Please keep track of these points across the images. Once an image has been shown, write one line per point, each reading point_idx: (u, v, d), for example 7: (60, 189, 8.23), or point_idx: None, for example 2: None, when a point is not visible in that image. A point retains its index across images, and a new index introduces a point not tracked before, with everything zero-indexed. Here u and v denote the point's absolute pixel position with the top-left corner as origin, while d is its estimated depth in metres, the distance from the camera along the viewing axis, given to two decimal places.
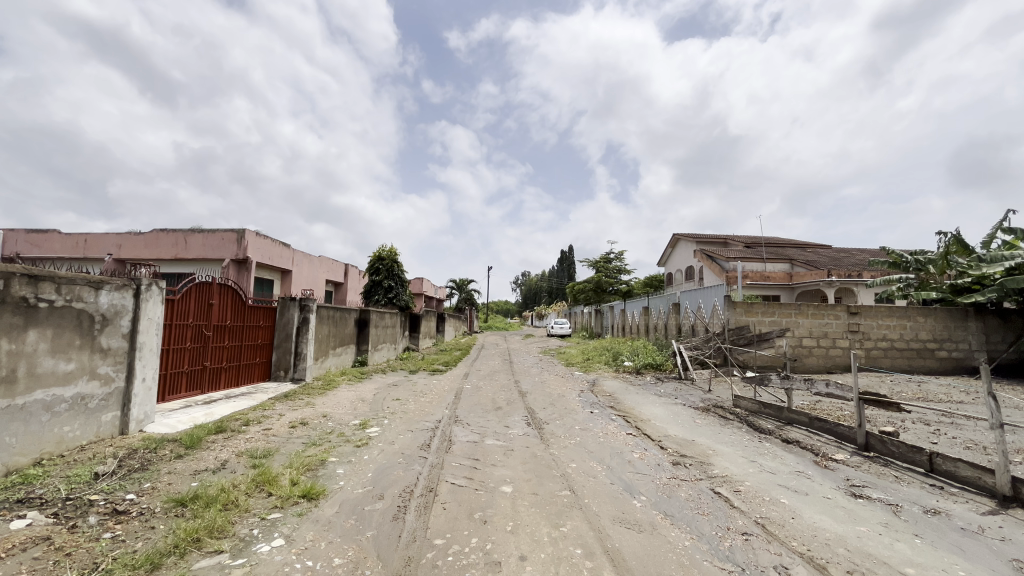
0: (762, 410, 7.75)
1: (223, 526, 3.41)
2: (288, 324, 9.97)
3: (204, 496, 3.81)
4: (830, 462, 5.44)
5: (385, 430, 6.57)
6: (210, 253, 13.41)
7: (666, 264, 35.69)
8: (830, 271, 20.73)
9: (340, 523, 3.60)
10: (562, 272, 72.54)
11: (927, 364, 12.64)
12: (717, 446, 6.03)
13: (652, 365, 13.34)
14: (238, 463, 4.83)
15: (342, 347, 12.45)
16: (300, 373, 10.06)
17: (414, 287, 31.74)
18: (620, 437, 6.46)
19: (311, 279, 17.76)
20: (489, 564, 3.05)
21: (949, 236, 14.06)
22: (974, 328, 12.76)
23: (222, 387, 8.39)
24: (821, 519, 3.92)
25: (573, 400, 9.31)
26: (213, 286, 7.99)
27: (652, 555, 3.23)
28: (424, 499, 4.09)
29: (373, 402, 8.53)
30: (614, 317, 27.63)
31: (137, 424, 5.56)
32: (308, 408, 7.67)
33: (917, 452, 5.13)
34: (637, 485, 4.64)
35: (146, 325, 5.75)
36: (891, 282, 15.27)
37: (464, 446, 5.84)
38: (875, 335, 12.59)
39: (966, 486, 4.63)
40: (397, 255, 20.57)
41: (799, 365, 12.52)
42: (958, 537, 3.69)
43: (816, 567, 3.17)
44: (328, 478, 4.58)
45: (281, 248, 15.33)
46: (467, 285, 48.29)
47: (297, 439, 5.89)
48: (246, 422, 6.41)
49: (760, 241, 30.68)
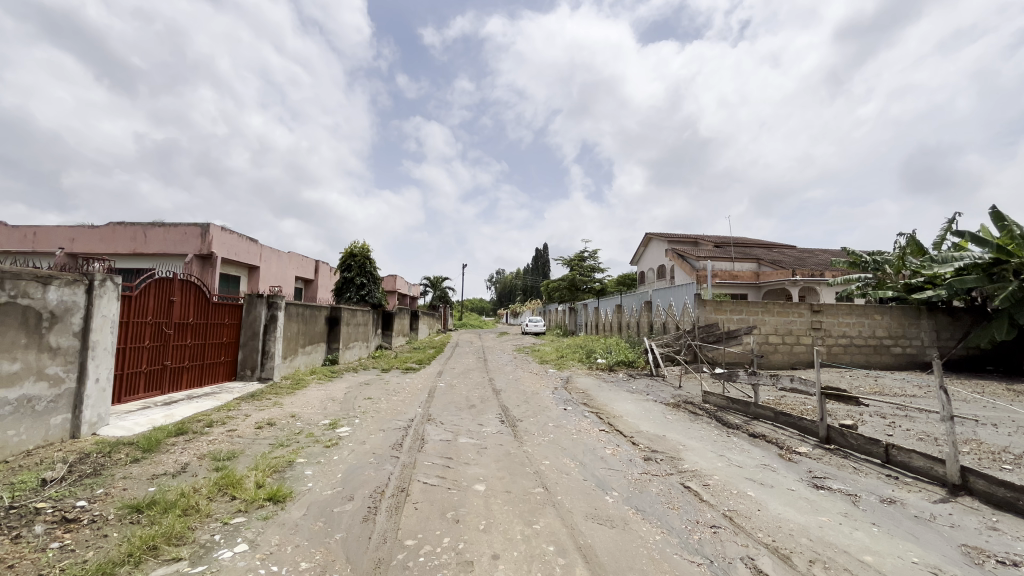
0: (730, 406, 7.95)
1: (181, 532, 3.27)
2: (254, 322, 9.65)
3: (162, 502, 3.64)
4: (793, 455, 5.62)
5: (355, 430, 6.43)
6: (173, 248, 12.85)
7: (639, 263, 36.12)
8: (794, 270, 21.47)
9: (307, 526, 3.50)
10: (537, 271, 72.97)
11: (883, 359, 13.23)
12: (687, 442, 6.14)
13: (625, 362, 13.52)
14: (199, 467, 4.63)
15: (312, 345, 12.17)
16: (267, 373, 9.75)
17: (388, 284, 31.32)
18: (593, 433, 6.53)
19: (280, 275, 17.27)
20: (461, 564, 3.01)
21: (905, 238, 14.71)
22: (926, 326, 13.42)
23: (184, 388, 8.05)
24: (785, 511, 4.04)
25: (546, 398, 9.33)
26: (174, 282, 7.69)
27: (624, 550, 3.26)
28: (395, 500, 4.02)
29: (344, 402, 8.32)
30: (588, 315, 27.90)
31: (90, 427, 5.26)
32: (276, 409, 7.44)
33: (875, 444, 5.36)
34: (609, 481, 4.68)
35: (99, 322, 5.45)
36: (851, 281, 15.86)
37: (437, 445, 5.77)
38: (836, 332, 13.09)
39: (919, 476, 4.85)
40: (370, 251, 20.18)
41: (766, 361, 12.93)
42: (912, 525, 3.86)
43: (781, 558, 3.26)
44: (296, 480, 4.44)
45: (248, 244, 14.85)
46: (440, 284, 47.66)
47: (263, 440, 5.71)
48: (209, 423, 6.16)
49: (729, 241, 31.51)
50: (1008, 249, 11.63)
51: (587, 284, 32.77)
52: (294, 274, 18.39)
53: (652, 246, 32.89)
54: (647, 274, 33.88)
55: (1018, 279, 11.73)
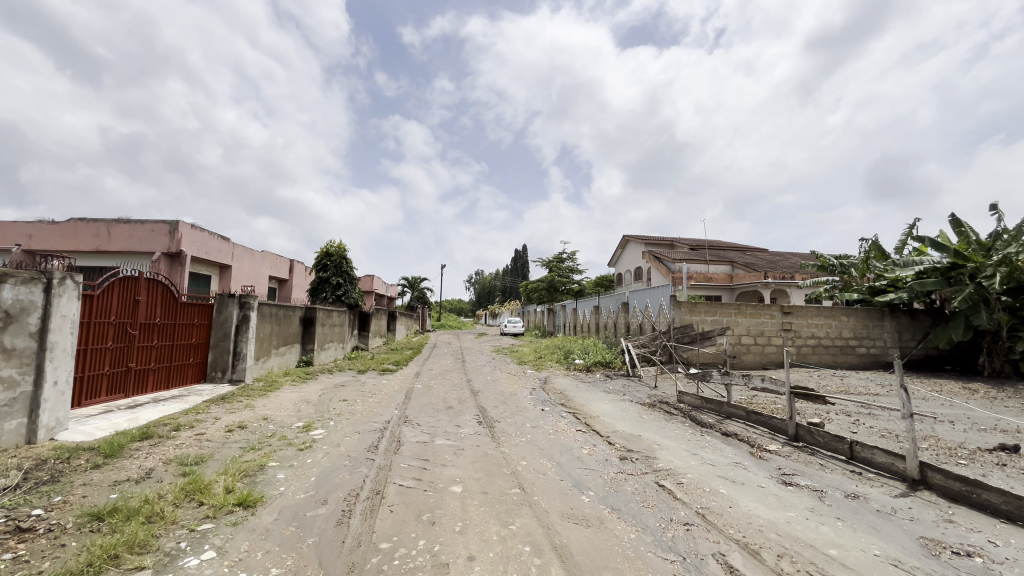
0: (704, 405, 8.12)
1: (145, 541, 3.15)
2: (225, 322, 9.38)
3: (124, 509, 3.51)
4: (764, 453, 5.77)
5: (330, 432, 6.31)
6: (139, 245, 12.40)
7: (616, 264, 36.58)
8: (765, 273, 22.05)
9: (278, 531, 3.42)
10: (516, 271, 73.12)
11: (849, 359, 13.70)
12: (662, 441, 6.26)
13: (602, 363, 13.66)
14: (165, 472, 4.47)
15: (286, 346, 11.91)
16: (239, 374, 9.50)
17: (365, 284, 30.92)
18: (570, 433, 6.58)
19: (253, 275, 16.85)
20: (436, 566, 2.99)
21: (869, 242, 15.25)
22: (889, 327, 13.95)
23: (150, 391, 7.77)
24: (755, 507, 4.14)
25: (524, 398, 9.34)
26: (140, 282, 7.44)
27: (599, 549, 3.29)
28: (370, 503, 3.96)
29: (318, 404, 8.15)
30: (566, 316, 28.06)
31: (47, 432, 5.03)
32: (247, 411, 7.25)
33: (840, 441, 5.55)
34: (585, 480, 4.72)
35: (58, 322, 5.22)
36: (819, 284, 16.38)
37: (413, 447, 5.73)
38: (805, 333, 13.51)
39: (881, 471, 5.04)
40: (347, 251, 19.86)
41: (738, 361, 13.25)
42: (874, 519, 4.00)
43: (750, 553, 3.34)
44: (267, 484, 4.33)
45: (220, 242, 14.44)
46: (419, 284, 47.33)
47: (234, 443, 5.55)
48: (176, 427, 5.97)
49: (703, 244, 32.23)
50: (965, 254, 12.19)
51: (565, 284, 33.01)
52: (267, 273, 17.97)
53: (630, 248, 33.29)
54: (624, 275, 34.27)
55: (973, 283, 12.31)
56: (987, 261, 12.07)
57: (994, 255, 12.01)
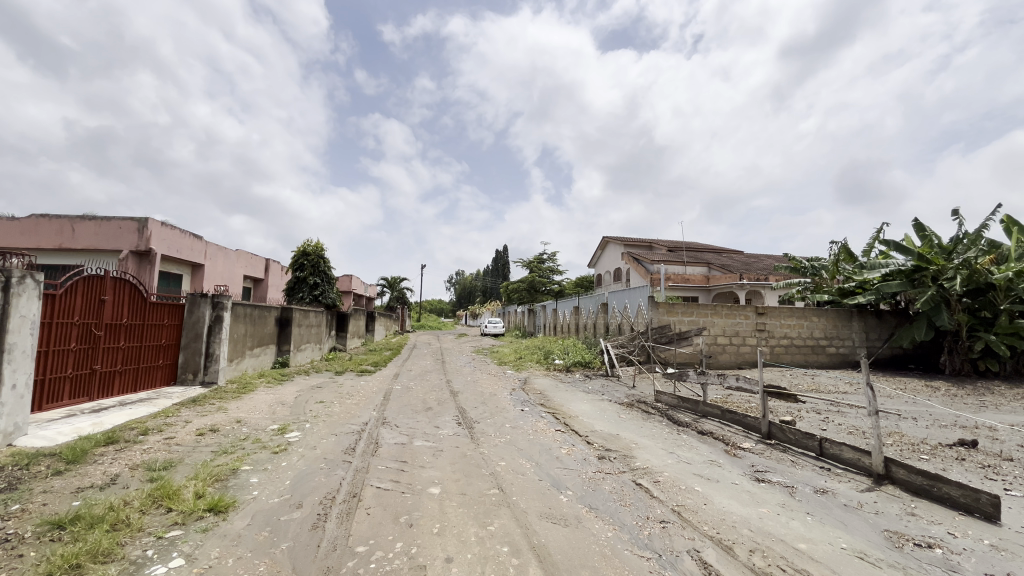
0: (680, 404, 8.26)
1: (109, 549, 3.04)
2: (197, 323, 9.12)
3: (88, 517, 3.38)
4: (738, 451, 5.91)
5: (306, 435, 6.20)
6: (106, 243, 11.96)
7: (596, 265, 36.92)
8: (741, 275, 22.54)
9: (250, 537, 3.34)
10: (497, 272, 73.15)
11: (820, 359, 14.11)
12: (640, 440, 6.33)
13: (581, 363, 13.78)
14: (132, 478, 4.32)
15: (261, 347, 11.65)
16: (211, 376, 9.25)
17: (343, 284, 30.50)
18: (549, 433, 6.60)
19: (227, 274, 16.43)
20: (413, 568, 2.97)
21: (838, 246, 15.73)
22: (857, 327, 14.42)
23: (116, 394, 7.50)
24: (728, 504, 4.23)
25: (503, 399, 9.35)
26: (106, 281, 7.19)
27: (576, 547, 3.31)
28: (346, 506, 3.90)
29: (294, 406, 8.01)
30: (546, 316, 28.18)
31: (5, 438, 4.81)
32: (219, 414, 7.06)
33: (810, 438, 5.72)
34: (564, 480, 4.75)
35: (17, 323, 5.00)
36: (792, 285, 16.84)
37: (391, 448, 5.67)
38: (778, 333, 13.87)
39: (848, 467, 5.21)
40: (324, 250, 19.52)
41: (714, 361, 13.51)
42: (842, 513, 4.13)
43: (724, 549, 3.41)
44: (239, 489, 4.23)
45: (192, 240, 14.04)
46: (398, 284, 46.92)
47: (205, 447, 5.40)
48: (144, 431, 5.78)
49: (681, 245, 32.84)
50: (928, 258, 12.70)
51: (546, 285, 33.18)
52: (241, 272, 17.54)
53: (608, 249, 33.66)
54: (603, 276, 34.60)
55: (935, 285, 12.83)
56: (948, 264, 12.58)
57: (955, 259, 12.54)
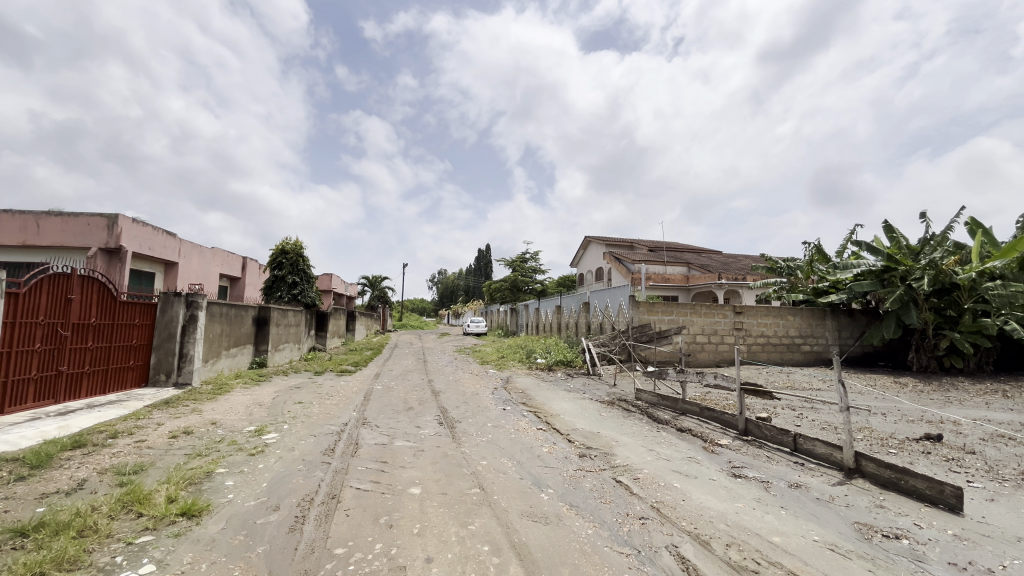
0: (660, 402, 8.37)
1: (75, 556, 2.94)
2: (170, 323, 8.87)
3: (52, 524, 3.26)
4: (715, 447, 6.02)
5: (284, 436, 6.09)
6: (73, 240, 11.54)
7: (578, 264, 37.16)
8: (720, 274, 22.98)
9: (225, 541, 3.27)
10: (479, 271, 73.10)
11: (795, 357, 14.47)
12: (620, 438, 6.39)
13: (563, 362, 13.87)
14: (100, 483, 4.18)
15: (238, 347, 11.40)
16: (185, 377, 9.01)
17: (323, 283, 30.07)
18: (531, 432, 6.62)
19: (202, 272, 16.03)
20: (393, 569, 2.95)
21: (812, 246, 16.13)
22: (830, 326, 14.82)
23: (83, 397, 7.24)
24: (706, 499, 4.31)
25: (485, 398, 9.36)
26: (73, 279, 6.94)
27: (556, 545, 3.33)
28: (324, 508, 3.85)
29: (271, 407, 7.88)
30: (529, 316, 28.25)
31: None
32: (193, 416, 6.88)
33: (785, 434, 5.86)
34: (545, 478, 4.77)
35: None
36: (768, 285, 17.21)
37: (372, 449, 5.62)
38: (755, 332, 14.17)
39: (821, 462, 5.35)
40: (303, 249, 19.18)
41: (693, 359, 13.73)
42: (814, 506, 4.25)
43: (701, 543, 3.47)
44: (214, 492, 4.13)
45: (165, 238, 13.65)
46: (379, 283, 46.47)
47: (178, 450, 5.26)
48: (114, 434, 5.60)
49: (661, 245, 33.32)
50: (897, 258, 13.16)
51: (528, 285, 33.27)
52: (217, 271, 17.11)
53: (591, 249, 33.90)
54: (585, 276, 34.80)
55: (903, 284, 13.28)
56: (916, 264, 13.07)
57: (922, 259, 13.02)
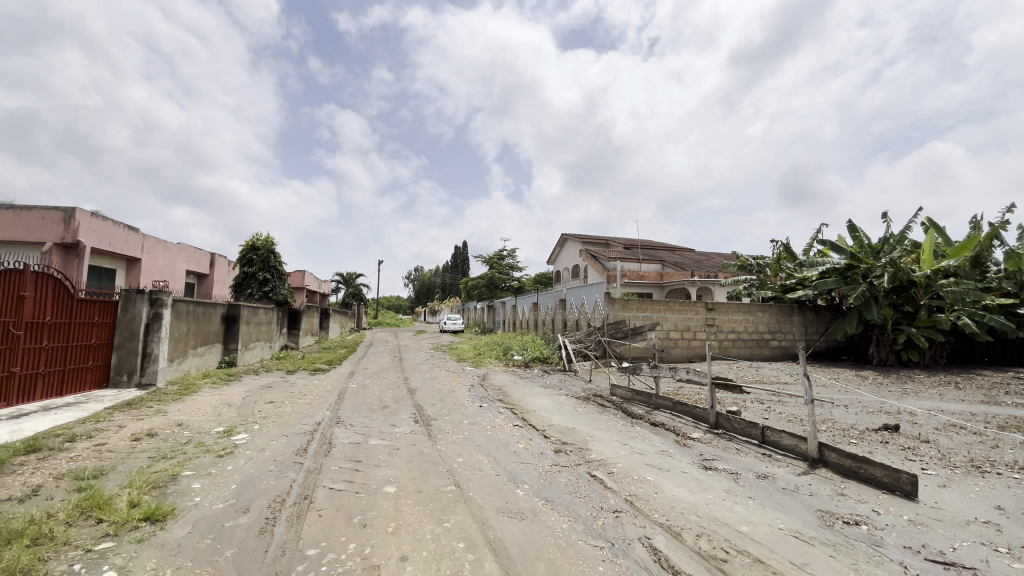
0: (634, 397, 8.49)
1: (29, 565, 2.80)
2: (133, 321, 8.51)
3: (4, 532, 3.10)
4: (688, 440, 6.15)
5: (255, 436, 5.95)
6: (26, 234, 10.97)
7: (554, 261, 37.39)
8: (693, 272, 23.51)
9: (191, 545, 3.17)
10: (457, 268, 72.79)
11: (764, 352, 14.91)
12: (595, 433, 6.47)
13: (540, 359, 13.95)
14: (57, 489, 4.00)
15: (205, 346, 11.04)
16: (149, 377, 8.69)
17: (295, 280, 29.44)
18: (507, 429, 6.63)
19: (167, 269, 15.45)
20: (367, 569, 2.91)
21: (780, 245, 16.60)
22: (797, 322, 15.33)
23: (38, 398, 6.90)
24: (678, 492, 4.41)
25: (462, 395, 9.31)
26: (26, 276, 6.60)
27: (532, 540, 3.35)
28: (296, 508, 3.78)
29: (241, 407, 7.67)
30: (506, 313, 28.28)
31: None
32: (158, 417, 6.65)
33: (753, 427, 6.03)
34: (521, 474, 4.79)
35: None
36: (739, 283, 17.63)
37: (346, 448, 5.53)
38: (726, 328, 14.54)
39: (787, 453, 5.54)
40: (274, 245, 18.70)
41: (666, 355, 14.02)
42: (780, 496, 4.40)
43: (672, 534, 3.55)
44: (179, 496, 4.00)
45: (126, 232, 13.10)
46: (354, 280, 45.68)
47: (140, 453, 5.06)
48: (72, 437, 5.36)
49: (636, 244, 33.80)
50: (859, 256, 13.69)
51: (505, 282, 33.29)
52: (183, 267, 16.52)
53: (567, 247, 34.15)
54: (562, 274, 35.05)
55: (864, 282, 13.83)
56: (876, 263, 13.62)
57: (882, 258, 13.58)
